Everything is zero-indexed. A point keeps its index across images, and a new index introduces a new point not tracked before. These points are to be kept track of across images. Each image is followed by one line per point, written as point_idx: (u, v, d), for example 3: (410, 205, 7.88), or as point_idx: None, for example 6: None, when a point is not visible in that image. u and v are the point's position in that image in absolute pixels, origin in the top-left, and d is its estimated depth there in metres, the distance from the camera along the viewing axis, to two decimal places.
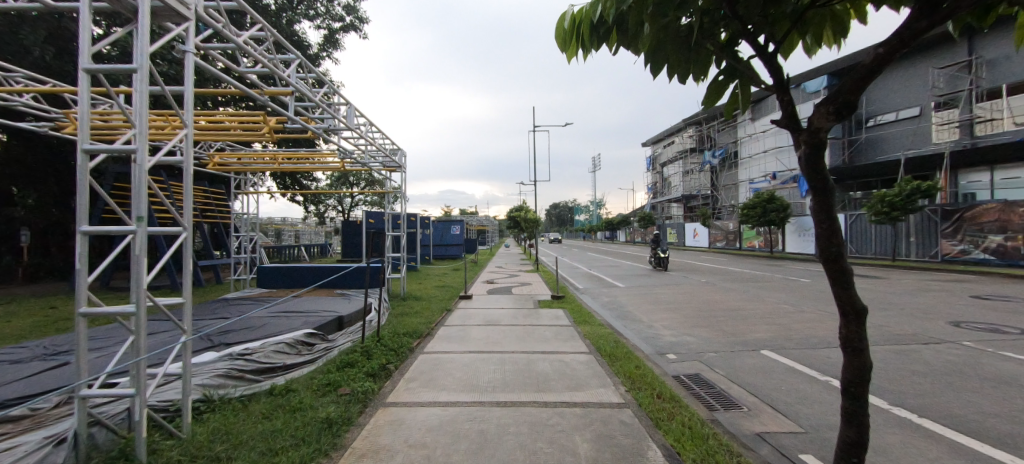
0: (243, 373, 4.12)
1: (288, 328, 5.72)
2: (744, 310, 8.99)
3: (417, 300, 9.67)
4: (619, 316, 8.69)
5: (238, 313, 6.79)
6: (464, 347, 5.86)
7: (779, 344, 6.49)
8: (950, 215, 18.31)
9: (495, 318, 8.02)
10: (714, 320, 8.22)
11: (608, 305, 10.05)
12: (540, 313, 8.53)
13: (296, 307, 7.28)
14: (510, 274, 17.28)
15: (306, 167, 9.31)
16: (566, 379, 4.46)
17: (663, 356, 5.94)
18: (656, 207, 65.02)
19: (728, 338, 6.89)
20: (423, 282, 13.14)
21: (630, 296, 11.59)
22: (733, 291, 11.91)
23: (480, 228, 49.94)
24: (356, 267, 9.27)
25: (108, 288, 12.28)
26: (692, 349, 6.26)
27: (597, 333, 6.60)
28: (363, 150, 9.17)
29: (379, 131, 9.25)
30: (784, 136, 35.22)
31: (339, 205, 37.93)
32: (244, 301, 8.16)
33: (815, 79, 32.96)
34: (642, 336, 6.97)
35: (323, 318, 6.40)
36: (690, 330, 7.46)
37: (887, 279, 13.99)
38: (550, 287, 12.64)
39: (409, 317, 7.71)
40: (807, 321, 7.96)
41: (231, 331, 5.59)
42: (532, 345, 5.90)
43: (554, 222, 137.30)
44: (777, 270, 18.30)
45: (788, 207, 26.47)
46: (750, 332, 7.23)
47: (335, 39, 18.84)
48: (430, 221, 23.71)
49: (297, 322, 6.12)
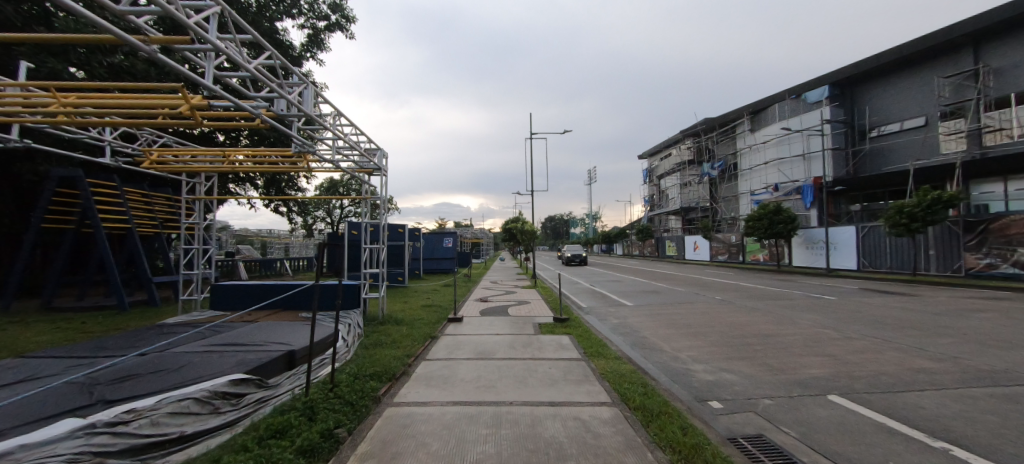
0: (103, 457, 2.66)
1: (212, 372, 4.28)
2: (780, 336, 7.71)
3: (398, 324, 8.23)
4: (636, 344, 7.31)
5: (161, 349, 5.33)
6: (447, 394, 4.45)
7: (844, 386, 5.16)
8: (973, 227, 17.48)
9: (489, 348, 6.59)
10: (750, 349, 6.89)
11: (620, 329, 8.70)
12: (543, 341, 7.16)
13: (242, 338, 5.83)
14: (506, 291, 15.94)
15: (266, 168, 7.90)
16: (590, 456, 3.06)
17: (705, 404, 4.56)
18: (654, 219, 64.13)
19: (778, 376, 5.54)
20: (408, 302, 11.73)
21: (643, 317, 10.25)
22: (756, 310, 10.66)
23: (474, 240, 49.13)
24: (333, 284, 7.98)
25: (50, 309, 10.68)
26: (740, 394, 4.90)
27: (618, 373, 5.21)
28: (339, 152, 7.83)
29: (354, 127, 7.98)
30: (786, 146, 34.68)
31: (329, 217, 36.61)
32: (181, 329, 6.62)
33: (817, 90, 33.01)
34: (671, 374, 5.59)
35: (269, 354, 4.99)
36: (727, 364, 6.11)
37: (919, 296, 12.85)
38: (552, 306, 11.26)
39: (382, 349, 6.28)
40: (861, 349, 6.69)
41: (132, 377, 4.13)
42: (537, 392, 4.49)
43: (550, 235, 136.25)
44: (792, 286, 17.13)
45: (795, 218, 25.41)
46: (800, 366, 5.92)
47: (321, 39, 17.84)
48: (421, 232, 22.43)
49: (231, 361, 4.71)
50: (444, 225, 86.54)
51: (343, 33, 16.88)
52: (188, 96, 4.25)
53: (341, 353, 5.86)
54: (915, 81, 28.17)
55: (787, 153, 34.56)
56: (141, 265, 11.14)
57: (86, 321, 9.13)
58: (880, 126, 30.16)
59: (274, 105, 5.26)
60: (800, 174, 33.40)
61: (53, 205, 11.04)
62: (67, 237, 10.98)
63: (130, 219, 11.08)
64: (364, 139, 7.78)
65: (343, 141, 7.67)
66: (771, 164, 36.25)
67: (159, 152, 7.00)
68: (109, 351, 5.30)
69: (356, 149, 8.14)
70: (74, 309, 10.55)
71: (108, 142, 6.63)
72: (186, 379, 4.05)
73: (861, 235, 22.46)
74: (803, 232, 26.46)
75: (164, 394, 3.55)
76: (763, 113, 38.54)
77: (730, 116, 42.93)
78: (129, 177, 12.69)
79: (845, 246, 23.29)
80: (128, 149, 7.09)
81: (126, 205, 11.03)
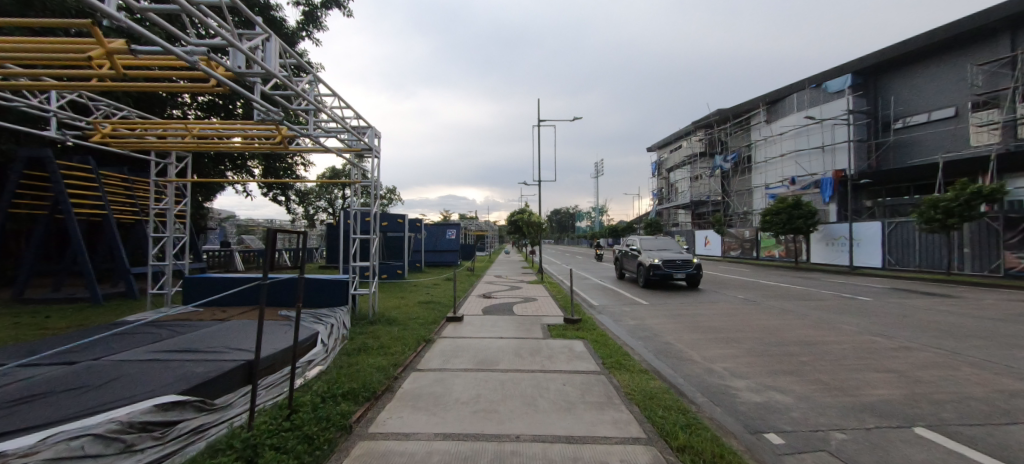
0: None
1: (140, 392, 3.36)
2: (826, 345, 6.71)
3: (390, 324, 7.38)
4: (660, 353, 6.34)
5: (97, 356, 4.42)
6: (437, 423, 3.49)
7: (930, 414, 4.14)
8: (1015, 224, 16.11)
9: (490, 357, 5.64)
10: (794, 362, 5.89)
11: (638, 333, 7.75)
12: (552, 347, 6.22)
13: (200, 342, 4.94)
14: (510, 286, 15.05)
15: (239, 145, 6.93)
16: None
17: (761, 439, 3.57)
18: (662, 213, 62.87)
19: (839, 398, 4.56)
20: (405, 297, 10.88)
21: (661, 318, 9.29)
22: (786, 312, 9.64)
23: (479, 232, 48.28)
24: (324, 278, 7.26)
25: (21, 301, 9.92)
26: (804, 426, 3.89)
27: (647, 393, 4.29)
28: (327, 129, 6.90)
29: (339, 100, 7.02)
30: (804, 138, 33.24)
31: (331, 207, 35.89)
32: (136, 329, 5.69)
33: (838, 78, 31.47)
34: (708, 394, 4.64)
35: (223, 366, 4.09)
36: (774, 381, 5.10)
37: (962, 298, 11.75)
38: (561, 305, 10.36)
39: (367, 356, 5.36)
40: (927, 364, 5.67)
41: (31, 399, 3.20)
42: (549, 421, 3.53)
43: (555, 229, 135.22)
44: (816, 284, 16.02)
45: (816, 213, 24.13)
46: (864, 385, 4.93)
47: (317, 17, 16.83)
48: (422, 224, 21.58)
49: (172, 376, 3.79)
50: (449, 217, 85.86)
51: (340, 11, 15.87)
52: (102, 38, 3.30)
53: (314, 364, 4.93)
54: (944, 70, 26.62)
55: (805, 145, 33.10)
56: (118, 254, 10.35)
57: (51, 315, 8.33)
58: (905, 117, 28.61)
59: (230, 60, 4.30)
60: (819, 167, 31.98)
61: (23, 189, 10.22)
62: (40, 224, 10.21)
63: (105, 205, 10.25)
64: (351, 112, 6.81)
65: (331, 118, 6.73)
66: (787, 156, 34.86)
67: (112, 124, 6.10)
68: (34, 358, 4.42)
69: (343, 127, 7.16)
70: (45, 301, 9.77)
71: (53, 113, 5.77)
72: (102, 402, 3.14)
73: (887, 231, 21.28)
74: (823, 227, 25.21)
75: (55, 428, 2.62)
76: (780, 104, 36.90)
77: (744, 106, 41.39)
78: (109, 161, 11.89)
79: (868, 243, 22.09)
80: (78, 120, 6.21)
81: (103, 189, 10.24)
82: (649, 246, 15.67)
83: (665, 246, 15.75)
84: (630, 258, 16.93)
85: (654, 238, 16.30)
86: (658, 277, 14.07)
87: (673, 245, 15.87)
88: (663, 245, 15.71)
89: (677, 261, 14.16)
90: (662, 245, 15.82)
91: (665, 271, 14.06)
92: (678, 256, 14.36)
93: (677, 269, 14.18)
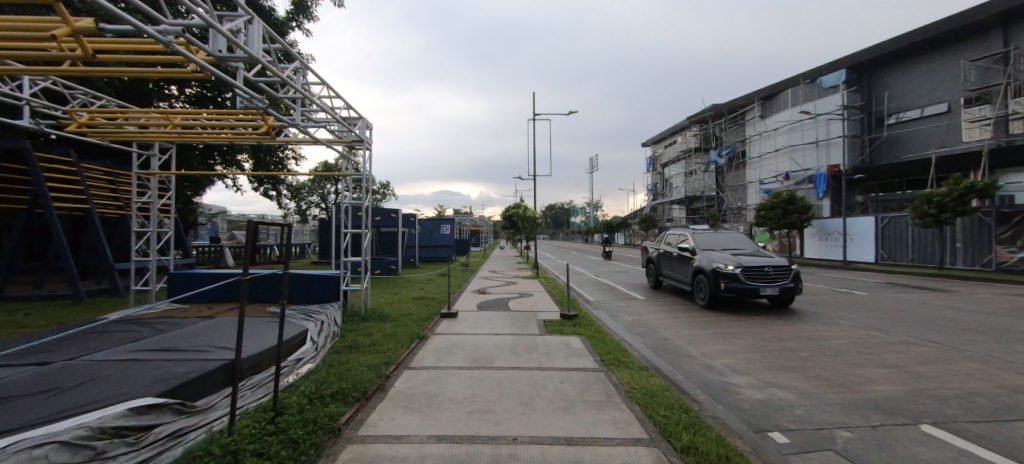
0: None
1: (115, 395, 3.16)
2: (825, 340, 6.65)
3: (382, 321, 7.21)
4: (658, 349, 6.25)
5: (71, 355, 4.19)
6: (430, 425, 3.34)
7: (934, 410, 4.07)
8: (1008, 218, 16.26)
9: (486, 354, 5.49)
10: (794, 357, 5.81)
11: (636, 329, 7.65)
12: (549, 344, 6.09)
13: (182, 341, 4.72)
14: (506, 281, 14.91)
15: (224, 136, 6.66)
16: None
17: (766, 438, 3.46)
18: (657, 209, 63.02)
19: (842, 395, 4.47)
20: (399, 293, 10.68)
21: (659, 313, 9.20)
22: (784, 307, 9.60)
23: (474, 227, 48.05)
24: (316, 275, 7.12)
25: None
26: (809, 424, 3.79)
27: (647, 391, 4.18)
28: (316, 120, 6.64)
29: (329, 89, 6.77)
30: (799, 133, 33.32)
31: (324, 202, 35.43)
32: (115, 328, 5.44)
33: (833, 73, 31.50)
34: (709, 392, 4.53)
35: (205, 366, 3.90)
36: (776, 379, 5.01)
37: (955, 292, 11.83)
38: (557, 300, 10.24)
39: (358, 354, 5.20)
40: (927, 359, 5.63)
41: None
42: (547, 422, 3.40)
43: (551, 224, 135.20)
44: (811, 279, 16.08)
45: (810, 208, 24.24)
46: (865, 382, 4.86)
47: (308, 7, 16.39)
48: (416, 219, 21.34)
49: (152, 377, 3.60)
50: (444, 213, 85.38)
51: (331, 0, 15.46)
52: (67, 16, 3.04)
53: (302, 363, 4.75)
54: (937, 66, 26.75)
55: (799, 140, 33.18)
56: (102, 250, 10.05)
57: (31, 313, 8.04)
58: (898, 113, 28.76)
59: (210, 44, 4.04)
60: (813, 162, 32.09)
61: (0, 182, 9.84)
62: (19, 219, 9.84)
63: (88, 199, 9.92)
64: (341, 102, 6.59)
65: (320, 109, 6.48)
66: (782, 152, 34.94)
67: (89, 112, 5.80)
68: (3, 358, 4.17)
69: (333, 117, 6.92)
70: (25, 299, 9.45)
71: (26, 101, 5.46)
72: (69, 406, 2.92)
73: (880, 226, 21.45)
74: (817, 222, 25.34)
75: (16, 436, 2.42)
76: (775, 99, 36.89)
77: (740, 102, 41.39)
78: (92, 154, 11.51)
79: (862, 238, 22.25)
80: (53, 108, 5.91)
81: (84, 182, 9.91)
82: (709, 244, 10.30)
83: (733, 245, 10.36)
84: (673, 261, 11.67)
85: (714, 233, 10.99)
86: (732, 295, 8.70)
87: (744, 243, 10.46)
88: (731, 244, 10.37)
89: (765, 271, 8.69)
90: (728, 242, 10.42)
91: (745, 285, 8.65)
92: (765, 260, 8.91)
93: (766, 282, 8.69)
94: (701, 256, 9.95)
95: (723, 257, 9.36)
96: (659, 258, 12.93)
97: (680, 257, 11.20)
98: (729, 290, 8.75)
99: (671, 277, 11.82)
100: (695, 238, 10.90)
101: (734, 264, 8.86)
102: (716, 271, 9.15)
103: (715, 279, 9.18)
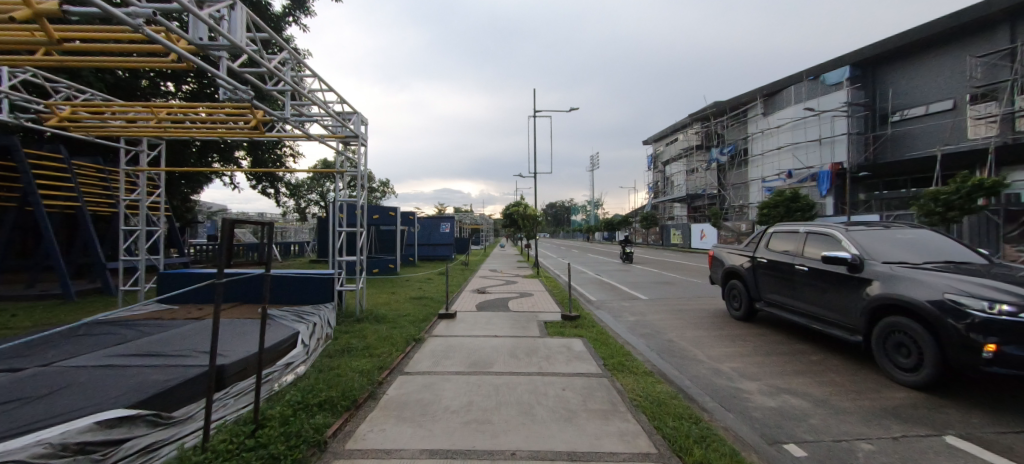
0: None
1: (84, 406, 2.93)
2: (835, 342, 6.43)
3: (377, 322, 6.99)
4: (663, 352, 6.03)
5: (45, 361, 3.96)
6: (423, 438, 3.11)
7: (958, 419, 3.84)
8: (1017, 217, 16.17)
9: (484, 358, 5.27)
10: (804, 361, 5.59)
11: (639, 330, 7.43)
12: (550, 346, 5.87)
13: (166, 346, 4.50)
14: (507, 280, 14.68)
15: (213, 132, 6.42)
16: None
17: (782, 451, 3.24)
18: (658, 207, 62.77)
19: (859, 403, 4.24)
20: (396, 293, 10.46)
21: (663, 314, 8.98)
22: None
23: (474, 226, 47.83)
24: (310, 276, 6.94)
25: None
26: (826, 435, 3.56)
27: (654, 398, 3.96)
28: (308, 115, 6.42)
29: (322, 83, 6.53)
30: (802, 131, 32.99)
31: (323, 200, 35.22)
32: (98, 330, 5.22)
33: (836, 70, 31.15)
34: (719, 399, 4.31)
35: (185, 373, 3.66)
36: (788, 384, 4.80)
37: None
38: (558, 300, 10.03)
39: (350, 358, 4.98)
40: None
41: None
42: (549, 434, 3.17)
43: (551, 223, 134.95)
44: None
45: (814, 206, 23.97)
46: (881, 387, 4.63)
47: (304, 2, 16.17)
48: (415, 217, 21.10)
49: (128, 385, 3.38)
50: (444, 211, 85.19)
51: None
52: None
53: (292, 368, 4.52)
54: (942, 62, 26.39)
55: (802, 138, 32.86)
56: (94, 249, 9.82)
57: (17, 313, 7.81)
58: (902, 110, 28.44)
59: (190, 31, 3.82)
60: (816, 160, 31.79)
61: None
62: (7, 217, 9.61)
63: (79, 197, 9.71)
64: (334, 96, 6.34)
65: (313, 104, 6.25)
66: (785, 149, 34.62)
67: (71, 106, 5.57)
68: None
69: (326, 112, 6.68)
70: (13, 299, 9.22)
71: (4, 94, 5.23)
72: (30, 420, 2.69)
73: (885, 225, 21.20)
74: (821, 221, 25.08)
75: None
76: (778, 96, 36.49)
77: (742, 99, 41.06)
78: (84, 151, 11.29)
79: None
80: (32, 102, 5.67)
81: (75, 179, 9.71)
82: (879, 248, 5.35)
83: (936, 254, 5.23)
84: (792, 278, 6.62)
85: (885, 231, 5.86)
86: (1004, 373, 3.62)
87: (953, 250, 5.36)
88: (930, 253, 5.27)
89: None
90: (918, 248, 5.38)
91: None
92: None
93: None
94: (881, 276, 4.93)
95: (953, 277, 4.27)
96: (747, 272, 8.03)
97: (812, 274, 6.18)
98: (996, 361, 3.65)
99: (778, 303, 6.99)
100: (847, 242, 5.86)
101: (1005, 297, 3.70)
102: (945, 307, 4.05)
103: (931, 334, 4.25)
